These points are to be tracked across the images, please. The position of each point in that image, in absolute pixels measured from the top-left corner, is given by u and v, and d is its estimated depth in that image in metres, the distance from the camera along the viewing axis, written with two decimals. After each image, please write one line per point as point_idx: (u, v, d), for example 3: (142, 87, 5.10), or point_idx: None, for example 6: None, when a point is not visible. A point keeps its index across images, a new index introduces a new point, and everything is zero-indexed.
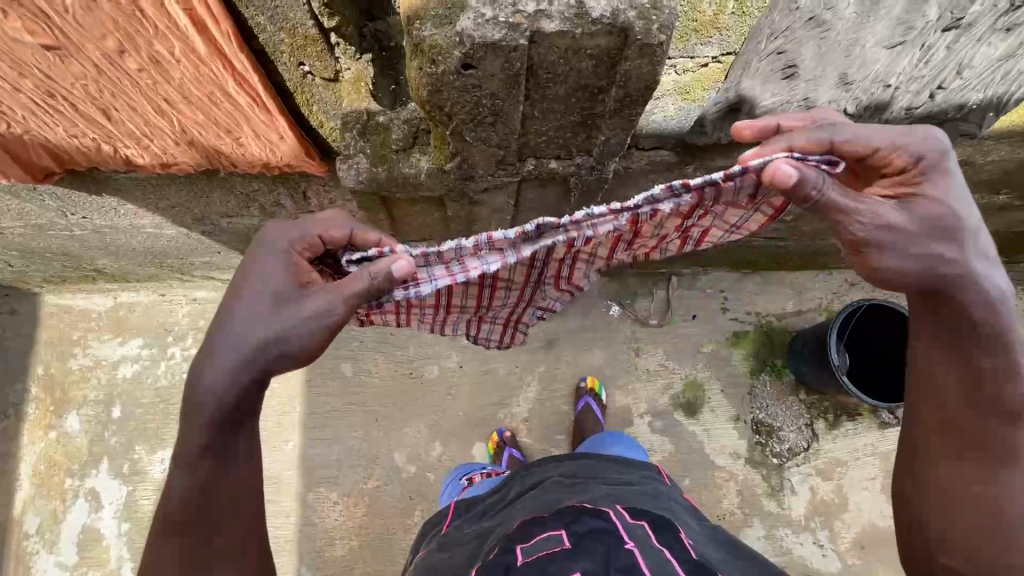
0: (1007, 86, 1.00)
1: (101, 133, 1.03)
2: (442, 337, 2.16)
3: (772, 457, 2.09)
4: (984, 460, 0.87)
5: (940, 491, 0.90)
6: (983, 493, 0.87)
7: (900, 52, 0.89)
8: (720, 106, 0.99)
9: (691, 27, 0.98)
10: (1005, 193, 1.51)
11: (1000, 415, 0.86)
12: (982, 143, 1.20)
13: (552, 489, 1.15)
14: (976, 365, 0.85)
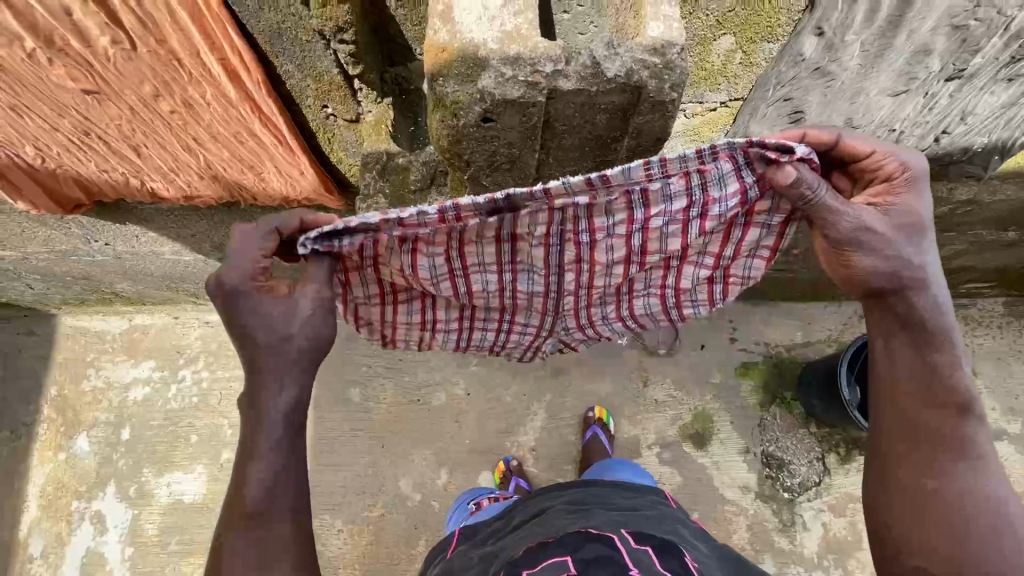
0: (1011, 130, 0.99)
1: (130, 168, 1.08)
2: (450, 363, 2.17)
3: (782, 492, 2.06)
4: (945, 490, 0.83)
5: (908, 509, 0.86)
6: (954, 522, 0.82)
7: (906, 100, 0.90)
8: None
9: (699, 77, 1.02)
10: (1013, 230, 1.53)
11: (969, 455, 0.84)
12: (987, 184, 1.22)
13: (555, 516, 1.15)
14: (919, 357, 0.86)
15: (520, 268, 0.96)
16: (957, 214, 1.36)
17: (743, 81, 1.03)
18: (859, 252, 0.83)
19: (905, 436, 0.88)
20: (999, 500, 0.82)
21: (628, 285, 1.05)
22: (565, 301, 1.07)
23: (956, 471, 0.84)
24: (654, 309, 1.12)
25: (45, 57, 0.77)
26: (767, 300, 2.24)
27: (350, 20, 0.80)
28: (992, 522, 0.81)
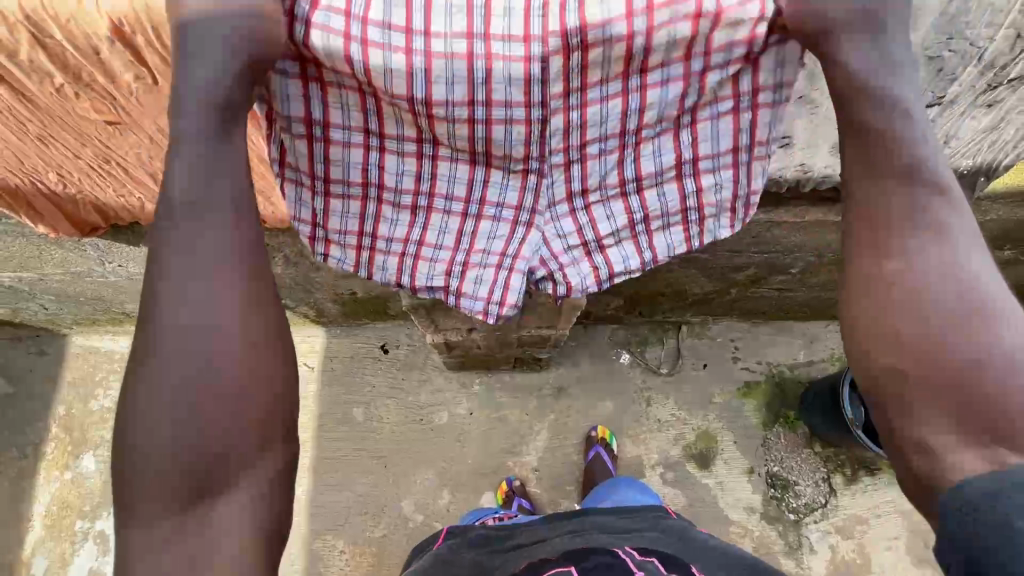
0: (994, 153, 1.04)
1: (146, 193, 1.14)
2: (453, 383, 2.19)
3: (788, 513, 2.06)
4: (918, 292, 0.67)
5: (885, 320, 0.68)
6: (928, 322, 0.66)
7: None
8: None
9: None
10: (1009, 249, 1.56)
11: (934, 244, 0.68)
12: (979, 204, 1.26)
13: (559, 541, 1.17)
14: (873, 151, 0.69)
15: (496, 44, 0.70)
16: None
17: None
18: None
19: (872, 244, 0.70)
20: (974, 282, 0.67)
21: (629, 101, 0.76)
22: (552, 123, 0.78)
23: (924, 261, 0.67)
24: (665, 164, 0.83)
25: (72, 91, 0.86)
26: (768, 319, 2.26)
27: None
28: (972, 324, 0.66)
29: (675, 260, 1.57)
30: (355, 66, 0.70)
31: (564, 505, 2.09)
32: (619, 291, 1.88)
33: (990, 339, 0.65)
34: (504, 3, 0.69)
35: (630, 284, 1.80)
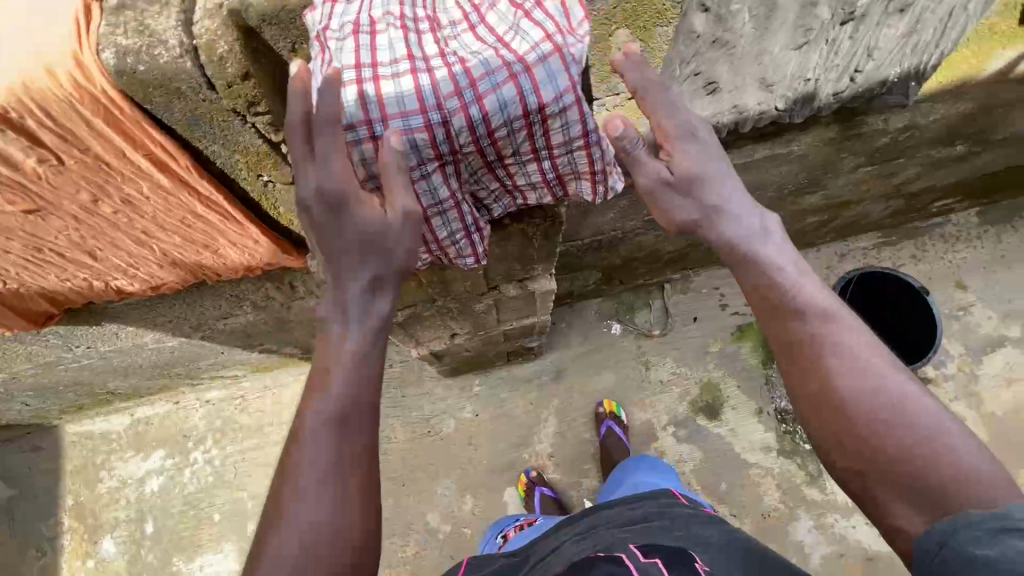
0: (919, 57, 1.03)
1: (90, 272, 1.11)
2: (454, 390, 2.19)
3: (803, 444, 2.10)
4: (841, 401, 0.78)
5: (834, 426, 0.78)
6: (862, 428, 0.76)
7: (810, 50, 0.94)
8: None
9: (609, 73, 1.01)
10: (960, 144, 1.60)
11: (836, 351, 0.80)
12: (918, 109, 1.28)
13: (566, 546, 1.23)
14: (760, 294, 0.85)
15: (384, 68, 0.74)
16: (899, 141, 1.44)
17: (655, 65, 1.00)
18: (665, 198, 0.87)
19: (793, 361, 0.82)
20: (889, 385, 0.78)
21: (520, 83, 0.74)
22: (453, 124, 0.75)
23: (834, 369, 0.79)
24: (574, 135, 0.80)
25: None
26: None
27: (259, 95, 0.80)
28: (902, 423, 0.75)
29: (641, 223, 1.57)
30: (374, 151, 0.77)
31: (585, 483, 2.10)
32: (594, 265, 1.88)
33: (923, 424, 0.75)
34: (386, 39, 0.75)
35: (603, 256, 1.80)
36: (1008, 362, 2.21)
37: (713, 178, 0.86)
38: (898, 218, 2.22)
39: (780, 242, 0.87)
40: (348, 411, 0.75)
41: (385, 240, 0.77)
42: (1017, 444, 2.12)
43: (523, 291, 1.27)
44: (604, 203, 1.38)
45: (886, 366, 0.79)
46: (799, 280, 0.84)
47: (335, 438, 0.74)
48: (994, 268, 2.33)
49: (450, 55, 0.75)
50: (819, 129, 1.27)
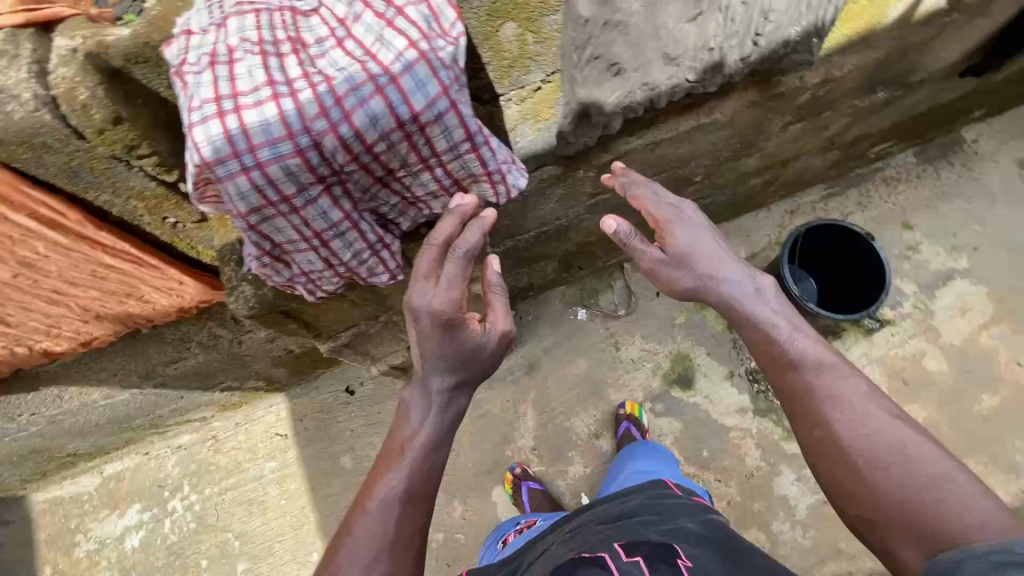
0: (817, 12, 1.04)
1: (10, 338, 1.14)
2: None
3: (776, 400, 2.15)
4: (840, 445, 1.03)
5: (833, 466, 1.04)
6: (852, 466, 1.01)
7: (704, 21, 1.00)
8: (569, 117, 1.02)
9: (506, 66, 0.95)
10: (882, 91, 1.63)
11: (826, 398, 1.08)
12: (831, 63, 1.30)
13: (557, 548, 1.32)
14: (765, 352, 1.17)
15: (244, 97, 0.71)
16: (821, 96, 1.46)
17: (549, 56, 0.96)
18: (670, 270, 1.22)
19: (795, 408, 1.12)
20: (879, 429, 1.02)
21: (388, 96, 0.72)
22: (326, 146, 0.73)
23: (826, 413, 1.06)
24: (457, 140, 0.80)
25: None
26: None
27: (134, 137, 0.87)
28: (890, 461, 0.99)
29: (583, 209, 1.57)
30: (253, 188, 0.74)
31: (571, 471, 2.12)
32: (549, 255, 1.88)
33: (917, 465, 0.97)
34: (244, 66, 0.72)
35: (554, 247, 1.79)
36: (960, 294, 2.29)
37: (701, 255, 1.21)
38: (839, 167, 2.27)
39: (767, 304, 1.20)
40: (416, 482, 1.02)
41: (479, 355, 1.05)
42: (977, 371, 2.19)
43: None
44: (539, 193, 1.36)
45: (881, 416, 1.03)
46: (790, 337, 1.15)
47: (405, 500, 1.00)
48: (936, 205, 2.41)
49: (315, 75, 0.73)
50: (739, 95, 1.28)
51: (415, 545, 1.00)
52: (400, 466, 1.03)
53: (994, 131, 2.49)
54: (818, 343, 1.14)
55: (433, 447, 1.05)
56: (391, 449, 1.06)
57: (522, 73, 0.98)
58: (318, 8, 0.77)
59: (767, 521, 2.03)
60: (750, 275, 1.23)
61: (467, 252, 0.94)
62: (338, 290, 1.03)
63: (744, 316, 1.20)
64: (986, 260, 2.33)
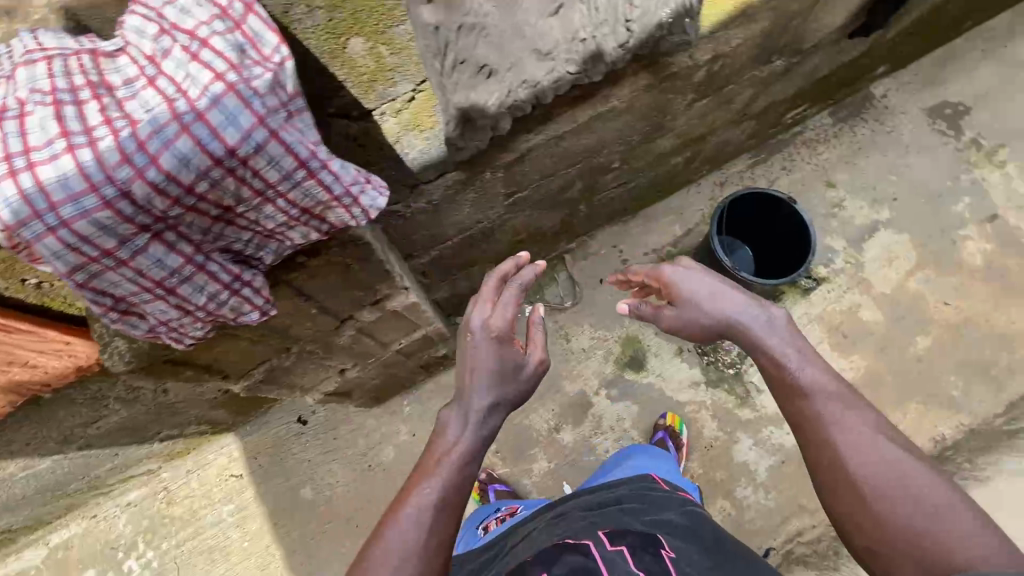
0: None
1: None
2: (385, 416, 2.14)
3: (726, 370, 2.19)
4: (844, 471, 1.03)
5: (838, 492, 1.03)
6: (857, 493, 1.00)
7: (568, 13, 0.98)
8: (453, 122, 0.99)
9: (367, 80, 0.93)
10: (778, 59, 1.68)
11: (833, 425, 1.07)
12: (717, 39, 1.33)
13: (538, 531, 1.34)
14: (775, 379, 1.19)
15: (39, 154, 0.66)
16: (717, 72, 1.49)
17: (411, 66, 0.94)
18: (682, 314, 1.33)
19: (803, 436, 1.11)
20: (889, 459, 1.01)
21: (196, 133, 0.66)
22: (136, 194, 0.67)
23: (834, 441, 1.06)
24: (289, 169, 0.74)
25: None
26: (635, 211, 2.36)
27: None
28: (898, 491, 0.98)
29: (503, 209, 1.56)
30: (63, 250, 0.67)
31: (536, 468, 2.12)
32: (482, 258, 1.86)
33: (923, 497, 0.96)
34: (40, 121, 0.67)
35: (485, 249, 1.78)
36: (886, 244, 2.38)
37: (707, 295, 1.30)
38: (758, 135, 2.33)
39: (778, 333, 1.23)
40: (450, 492, 1.06)
41: (520, 369, 1.21)
42: (909, 316, 2.28)
43: (381, 312, 1.20)
44: (450, 201, 1.34)
45: (888, 449, 1.03)
46: (800, 368, 1.16)
47: (438, 508, 1.04)
48: (855, 161, 2.49)
49: (118, 120, 0.68)
50: (632, 80, 1.29)
51: (443, 552, 1.03)
52: (435, 478, 1.08)
53: (901, 84, 2.59)
54: (829, 374, 1.14)
55: (469, 461, 1.12)
56: (427, 462, 1.12)
57: (388, 86, 0.96)
58: (126, 48, 0.74)
59: (731, 489, 2.08)
60: (760, 306, 1.27)
61: (521, 284, 1.25)
62: (210, 335, 0.96)
63: (755, 345, 1.24)
64: (906, 209, 2.42)
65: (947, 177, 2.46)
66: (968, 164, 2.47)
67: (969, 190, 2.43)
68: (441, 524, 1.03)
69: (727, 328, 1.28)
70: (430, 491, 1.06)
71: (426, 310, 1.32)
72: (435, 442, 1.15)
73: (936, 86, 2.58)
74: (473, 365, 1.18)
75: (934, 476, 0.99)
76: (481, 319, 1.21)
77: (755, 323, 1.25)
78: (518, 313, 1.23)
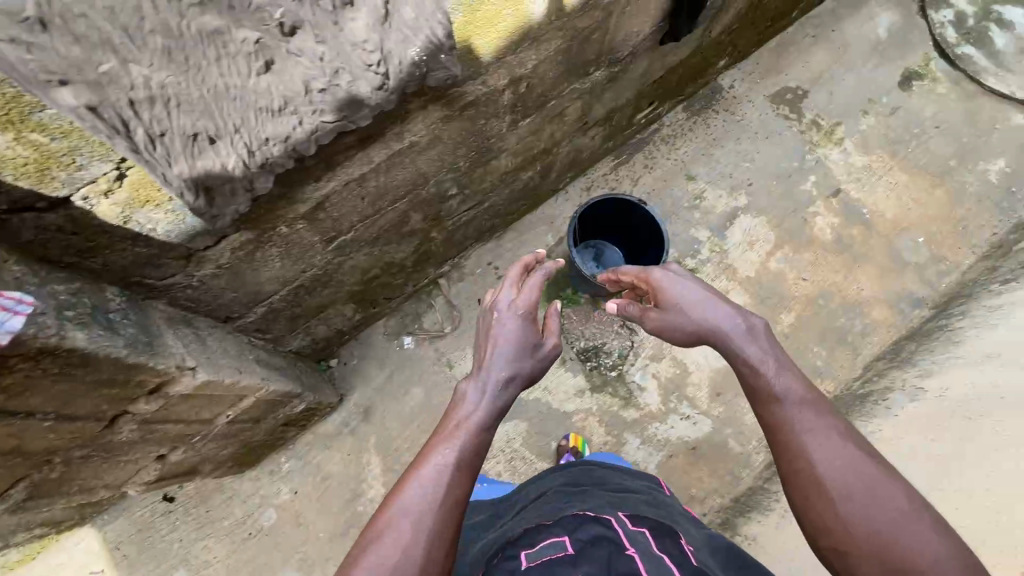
0: (430, 25, 0.97)
1: None
2: (262, 478, 2.01)
3: (609, 373, 2.22)
4: (813, 475, 1.05)
5: (806, 496, 1.05)
6: (825, 496, 1.03)
7: (282, 69, 0.89)
8: (187, 192, 0.91)
9: (37, 170, 0.81)
10: (596, 70, 1.68)
11: (806, 430, 1.10)
12: (509, 64, 1.30)
13: (557, 498, 1.45)
14: (749, 383, 1.23)
15: None
16: (526, 91, 1.47)
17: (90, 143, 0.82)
18: (667, 317, 1.42)
19: (776, 442, 1.14)
20: (857, 464, 1.04)
21: None
22: None
23: (806, 445, 1.08)
24: None
25: None
26: (504, 226, 2.34)
27: None
28: (864, 494, 1.01)
29: (330, 254, 1.48)
30: None
31: None
32: (332, 302, 1.77)
33: (890, 500, 1.00)
34: None
35: (328, 293, 1.69)
36: (746, 229, 2.48)
37: (693, 300, 1.38)
38: (613, 138, 2.36)
39: (756, 342, 1.27)
40: (466, 456, 1.18)
41: (532, 354, 1.38)
42: (773, 295, 2.40)
43: (160, 400, 1.09)
44: (251, 258, 1.25)
45: (857, 454, 1.06)
46: (774, 376, 1.19)
47: (455, 466, 1.16)
48: (711, 152, 2.58)
49: None
50: (424, 113, 1.24)
51: (457, 510, 1.12)
52: (455, 441, 1.21)
53: (745, 74, 2.70)
54: (803, 382, 1.18)
55: (485, 431, 1.25)
56: (448, 425, 1.25)
57: (73, 169, 0.84)
58: None
59: None
60: (742, 315, 1.32)
61: (545, 273, 1.46)
62: None
63: (734, 353, 1.28)
64: (762, 192, 2.54)
65: (794, 158, 2.59)
66: (811, 144, 2.61)
67: (814, 169, 2.57)
68: (459, 486, 1.14)
69: (708, 330, 1.34)
70: (451, 456, 1.17)
71: (226, 380, 1.21)
72: (456, 410, 1.30)
73: (776, 72, 2.71)
74: (495, 340, 1.37)
75: (902, 483, 1.03)
76: (505, 303, 1.42)
77: (735, 325, 1.31)
78: (538, 298, 1.41)
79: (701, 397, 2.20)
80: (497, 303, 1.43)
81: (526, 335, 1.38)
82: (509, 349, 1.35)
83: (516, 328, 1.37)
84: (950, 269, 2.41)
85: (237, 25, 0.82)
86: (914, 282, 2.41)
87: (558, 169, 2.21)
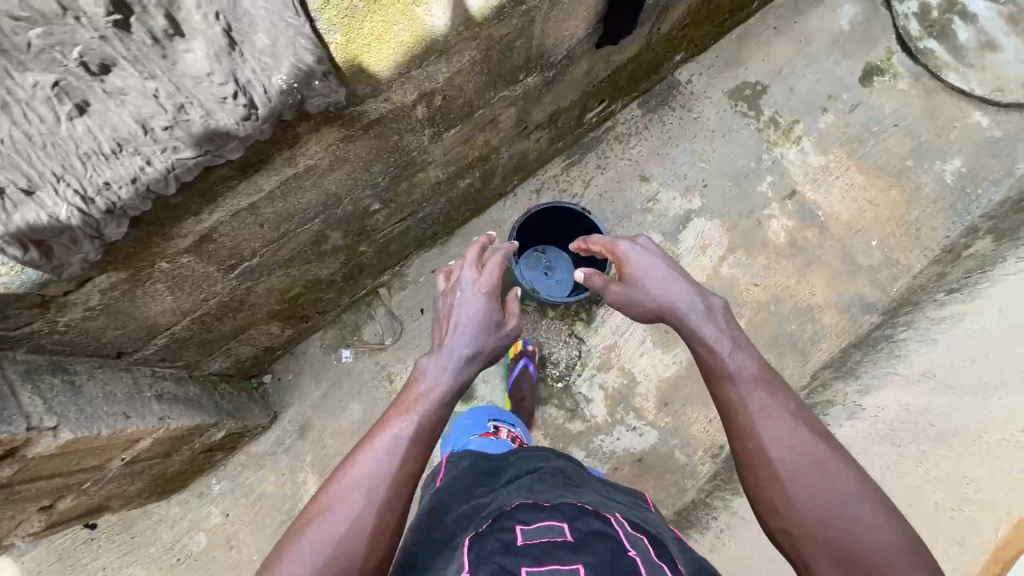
0: (291, 50, 0.91)
1: None
2: (190, 500, 1.94)
3: (555, 384, 2.17)
4: (764, 456, 1.00)
5: (758, 478, 1.00)
6: (775, 478, 0.98)
7: (103, 109, 0.87)
8: (19, 245, 0.90)
9: None
10: (528, 76, 1.56)
11: (757, 410, 1.04)
12: (415, 79, 1.18)
13: (550, 477, 1.23)
14: (704, 361, 1.16)
15: None
16: (443, 104, 1.36)
17: None
18: (628, 292, 1.33)
19: (728, 421, 1.08)
20: (805, 446, 1.00)
21: None
22: None
23: (757, 426, 1.02)
24: None
25: None
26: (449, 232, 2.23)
27: None
28: (813, 478, 0.96)
29: (235, 281, 1.38)
30: None
31: None
32: (252, 324, 1.67)
33: (838, 485, 0.95)
34: None
35: (241, 318, 1.57)
36: (699, 232, 2.42)
37: (655, 276, 1.30)
38: (561, 139, 2.25)
39: (713, 320, 1.21)
40: (421, 435, 1.10)
41: (499, 330, 1.28)
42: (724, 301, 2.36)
43: (22, 462, 1.07)
44: (130, 298, 1.16)
45: (806, 436, 1.01)
46: (729, 354, 1.13)
47: (411, 445, 1.08)
48: (666, 151, 2.49)
49: None
50: (320, 133, 1.13)
51: (407, 488, 1.05)
52: (413, 415, 1.12)
53: (703, 67, 2.59)
54: (755, 360, 1.12)
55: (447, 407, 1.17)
56: (405, 401, 1.15)
57: None
58: None
59: None
60: (701, 295, 1.26)
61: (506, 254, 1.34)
62: None
63: (689, 332, 1.21)
64: (716, 194, 2.47)
65: (751, 158, 2.51)
66: (768, 143, 2.53)
67: (770, 170, 2.51)
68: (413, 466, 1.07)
69: (668, 309, 1.27)
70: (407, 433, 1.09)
71: (105, 430, 1.17)
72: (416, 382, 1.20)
73: (736, 66, 2.60)
74: (457, 315, 1.26)
75: (851, 466, 0.99)
76: (468, 279, 1.30)
77: (695, 304, 1.24)
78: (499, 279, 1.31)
79: (649, 407, 2.16)
80: (462, 277, 1.31)
81: (492, 312, 1.28)
82: (473, 327, 1.24)
83: (483, 301, 1.27)
84: (901, 273, 2.39)
85: (23, 70, 0.79)
86: (866, 286, 2.39)
87: (502, 173, 2.10)
